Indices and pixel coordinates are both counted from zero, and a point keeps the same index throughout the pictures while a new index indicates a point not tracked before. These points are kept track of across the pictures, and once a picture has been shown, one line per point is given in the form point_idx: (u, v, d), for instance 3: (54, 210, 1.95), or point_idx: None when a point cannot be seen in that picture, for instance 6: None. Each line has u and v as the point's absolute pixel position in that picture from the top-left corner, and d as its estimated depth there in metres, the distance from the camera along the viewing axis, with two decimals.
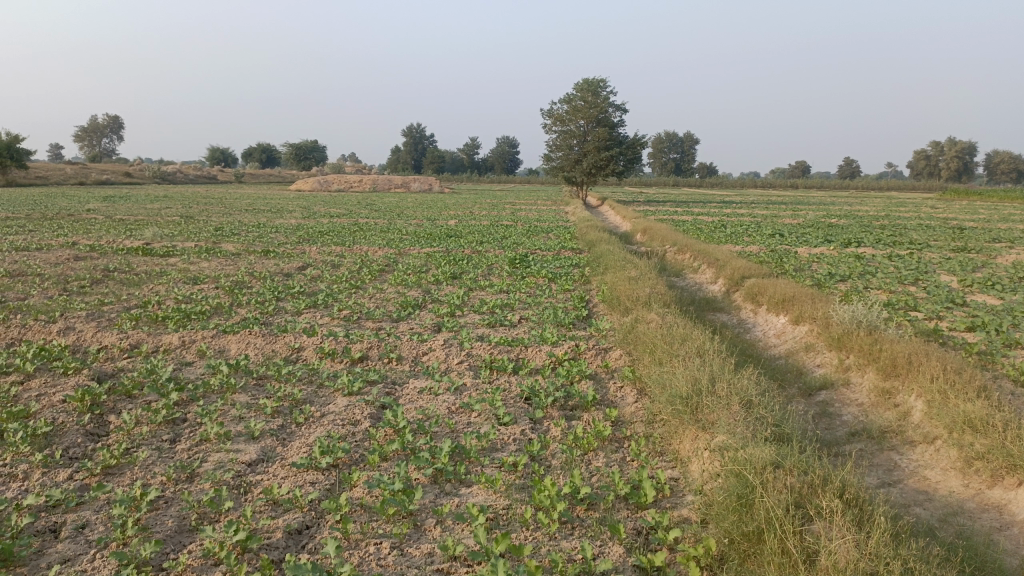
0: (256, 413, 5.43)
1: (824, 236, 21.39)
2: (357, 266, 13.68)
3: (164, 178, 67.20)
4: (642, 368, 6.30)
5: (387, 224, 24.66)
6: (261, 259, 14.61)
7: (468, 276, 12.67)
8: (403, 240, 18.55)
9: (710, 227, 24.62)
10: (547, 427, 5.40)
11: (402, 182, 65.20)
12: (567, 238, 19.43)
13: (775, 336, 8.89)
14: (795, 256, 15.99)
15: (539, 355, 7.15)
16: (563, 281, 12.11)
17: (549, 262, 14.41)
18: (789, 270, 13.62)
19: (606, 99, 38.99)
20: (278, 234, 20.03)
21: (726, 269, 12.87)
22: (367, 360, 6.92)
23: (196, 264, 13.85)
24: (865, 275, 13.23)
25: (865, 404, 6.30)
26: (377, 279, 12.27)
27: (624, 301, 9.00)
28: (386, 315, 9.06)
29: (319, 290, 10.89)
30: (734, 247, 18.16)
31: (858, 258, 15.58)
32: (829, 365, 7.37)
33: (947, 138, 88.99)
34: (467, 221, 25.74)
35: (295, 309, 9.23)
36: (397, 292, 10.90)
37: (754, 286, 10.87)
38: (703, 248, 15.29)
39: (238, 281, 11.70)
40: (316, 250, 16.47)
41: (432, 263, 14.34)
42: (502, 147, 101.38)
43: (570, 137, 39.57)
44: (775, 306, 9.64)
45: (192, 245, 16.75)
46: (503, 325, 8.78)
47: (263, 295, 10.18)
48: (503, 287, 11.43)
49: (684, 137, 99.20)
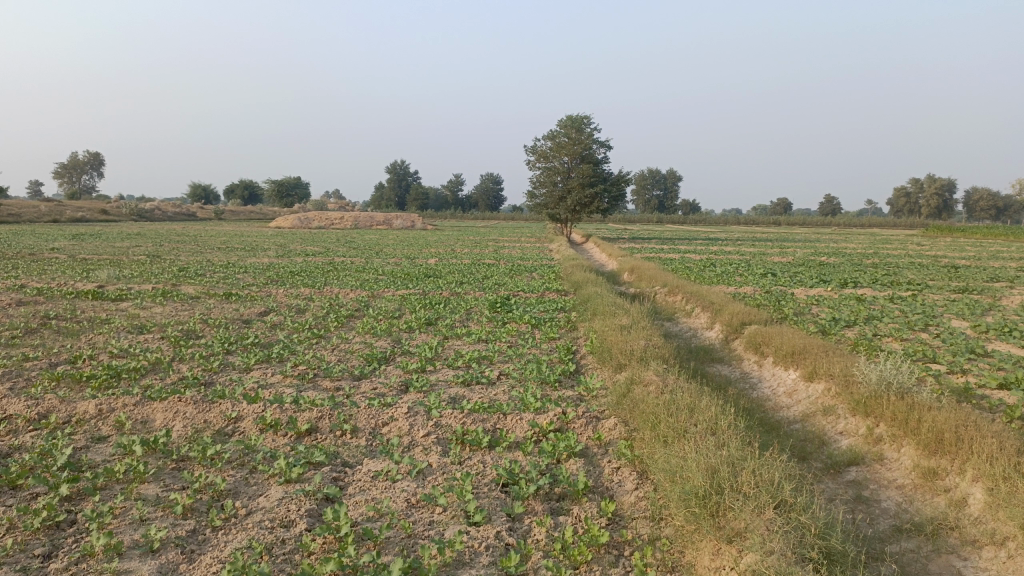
0: (162, 514, 4.34)
1: (819, 276, 20.55)
2: (324, 311, 12.61)
3: (141, 216, 66.12)
4: (643, 445, 5.26)
5: (364, 263, 23.64)
6: (220, 304, 13.50)
7: (444, 322, 11.62)
8: (378, 281, 17.54)
9: (698, 267, 23.76)
10: (528, 529, 4.33)
11: (384, 219, 64.48)
12: (552, 278, 18.44)
13: (785, 395, 7.90)
14: (793, 299, 15.08)
15: (520, 424, 6.08)
16: (548, 327, 11.10)
17: (532, 305, 13.41)
18: (789, 314, 12.69)
19: (591, 136, 38.42)
20: (246, 275, 18.94)
21: (723, 315, 11.93)
22: (316, 433, 5.83)
23: (149, 310, 12.72)
24: (871, 320, 12.34)
25: (907, 487, 5.29)
26: (345, 327, 11.23)
27: (617, 356, 7.98)
28: (347, 372, 7.98)
29: (277, 340, 9.81)
30: (726, 287, 17.29)
31: (860, 301, 14.70)
32: (855, 434, 6.38)
33: (927, 176, 89.65)
34: (448, 261, 24.71)
35: (245, 366, 8.14)
36: (364, 342, 9.85)
37: (757, 334, 9.90)
38: (696, 291, 14.37)
39: (188, 330, 10.59)
40: (284, 292, 15.39)
41: (406, 307, 13.31)
42: (486, 183, 100.99)
43: (554, 174, 38.91)
44: (783, 359, 8.67)
45: (150, 287, 15.62)
46: (479, 383, 7.72)
47: (212, 348, 9.08)
48: (483, 335, 10.38)
49: (668, 174, 99.41)
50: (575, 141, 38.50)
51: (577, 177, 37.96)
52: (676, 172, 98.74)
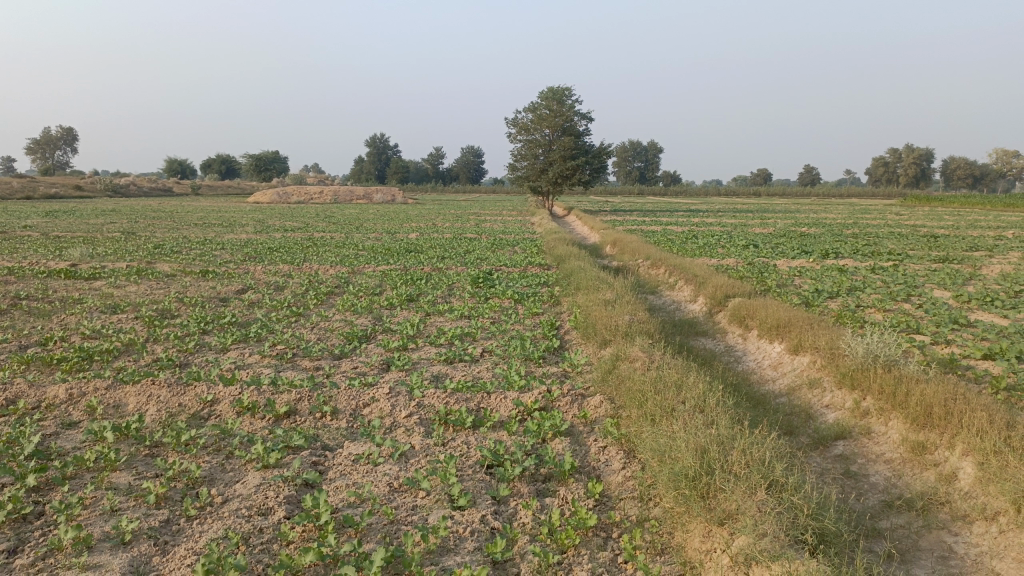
0: (134, 504, 4.18)
1: (801, 247, 20.54)
2: (304, 289, 12.39)
3: (116, 192, 65.06)
4: (630, 423, 5.16)
5: (344, 238, 23.36)
6: (197, 282, 13.24)
7: (425, 298, 11.46)
8: (358, 257, 17.30)
9: (681, 239, 23.70)
10: (513, 512, 4.22)
11: (364, 194, 63.84)
12: (534, 252, 18.29)
13: (770, 368, 7.85)
14: (776, 270, 15.04)
15: (504, 403, 5.96)
16: (531, 302, 10.98)
17: (515, 280, 13.27)
18: (772, 286, 12.65)
19: (572, 108, 38.09)
20: (224, 252, 18.63)
21: (707, 287, 11.86)
22: (295, 416, 5.67)
23: (123, 290, 12.43)
24: (854, 291, 12.33)
25: (896, 462, 5.24)
26: (324, 304, 11.03)
27: (602, 331, 7.86)
28: (327, 351, 7.81)
29: (256, 319, 9.60)
30: (709, 259, 17.24)
31: (843, 272, 14.69)
32: (842, 408, 6.33)
33: (906, 145, 90.13)
34: (429, 235, 24.46)
35: (221, 346, 7.95)
36: (345, 319, 9.67)
37: (741, 307, 9.84)
38: (679, 263, 14.29)
39: (163, 309, 10.35)
40: (262, 269, 15.13)
41: (387, 283, 13.12)
42: (466, 156, 100.21)
43: (535, 146, 38.60)
44: (768, 332, 8.61)
45: (124, 265, 15.30)
46: (462, 361, 7.59)
47: (188, 327, 8.87)
48: (465, 311, 10.23)
49: (649, 146, 99.10)
50: (556, 113, 38.15)
51: (559, 149, 37.68)
52: (657, 144, 98.51)
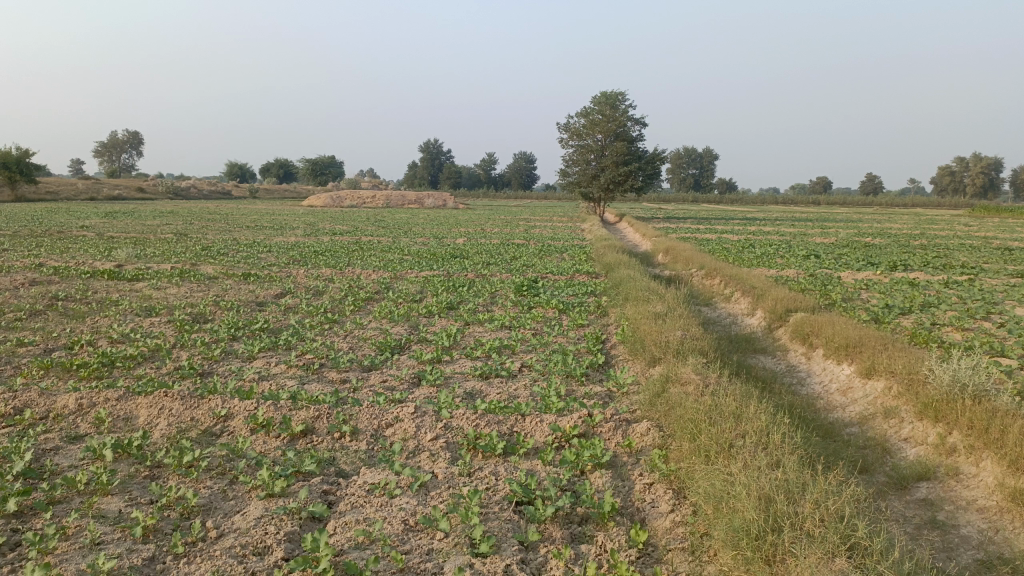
0: (120, 537, 3.75)
1: (867, 259, 19.44)
2: (342, 294, 12.04)
3: (176, 194, 66.68)
4: (681, 457, 4.54)
5: (391, 242, 23.11)
6: (237, 285, 13.01)
7: (466, 306, 10.96)
8: (403, 262, 16.94)
9: (737, 248, 22.78)
10: (542, 562, 3.66)
11: (416, 198, 64.01)
12: (583, 260, 17.65)
13: (838, 395, 7.12)
14: (840, 283, 14.13)
15: (540, 427, 5.40)
16: (576, 313, 10.40)
17: (561, 288, 12.71)
18: (838, 301, 11.81)
19: (626, 113, 37.33)
20: (269, 254, 18.45)
21: (765, 301, 11.11)
22: (311, 435, 5.21)
23: (163, 291, 12.26)
24: (926, 307, 11.42)
25: (991, 511, 4.52)
26: (361, 311, 10.62)
27: (651, 348, 7.24)
28: (356, 361, 7.36)
29: (288, 325, 9.24)
30: (767, 269, 16.38)
31: (914, 286, 13.71)
32: (925, 444, 5.59)
33: (974, 154, 86.74)
34: (477, 241, 24.04)
35: (248, 354, 7.58)
36: (380, 328, 9.24)
37: (805, 323, 9.07)
38: (735, 274, 13.54)
39: (197, 313, 10.07)
40: (304, 273, 14.85)
41: (428, 289, 12.69)
42: (518, 162, 99.91)
43: (588, 152, 37.98)
44: (835, 352, 7.85)
45: (168, 266, 15.20)
46: (498, 377, 7.04)
47: (217, 333, 8.54)
48: (506, 321, 9.69)
49: (705, 153, 97.38)
50: (609, 118, 37.45)
51: (611, 155, 37.00)
52: (713, 151, 96.72)
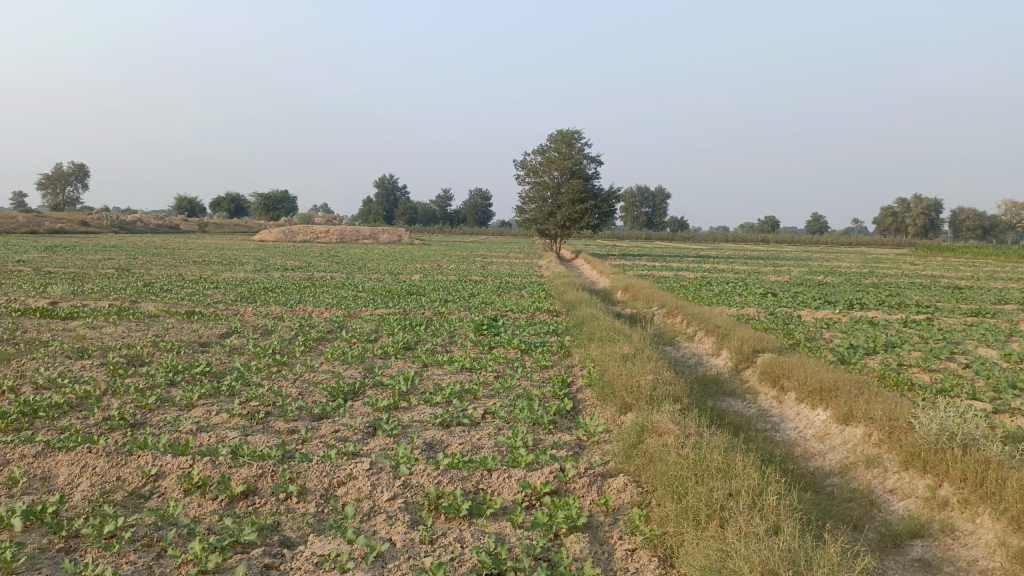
0: None
1: (823, 297, 19.53)
2: (293, 334, 11.45)
3: (122, 228, 64.87)
4: (666, 519, 4.13)
5: (344, 279, 22.49)
6: (180, 324, 12.30)
7: (424, 346, 10.47)
8: (357, 299, 16.38)
9: (694, 285, 22.73)
10: None
11: (370, 233, 63.36)
12: (542, 298, 17.31)
13: (815, 442, 6.82)
14: (801, 322, 14.03)
15: (508, 484, 4.94)
16: (539, 354, 10.01)
17: (522, 327, 12.30)
18: (802, 341, 11.64)
19: (581, 151, 37.54)
20: (216, 291, 17.68)
21: (731, 340, 10.87)
22: (253, 497, 4.67)
23: (98, 331, 11.51)
24: (890, 347, 11.32)
25: (995, 574, 4.20)
26: (312, 353, 10.04)
27: (622, 393, 6.86)
28: (305, 409, 6.82)
29: (233, 368, 8.63)
30: (727, 308, 16.24)
31: (874, 326, 13.67)
32: (914, 498, 5.29)
33: (915, 195, 89.73)
34: (433, 277, 23.55)
35: (186, 402, 6.98)
36: (332, 370, 8.70)
37: (774, 364, 8.81)
38: (698, 313, 13.33)
39: (134, 355, 9.39)
40: (252, 311, 14.17)
41: (384, 328, 12.17)
42: (474, 198, 100.06)
43: (544, 189, 37.96)
44: (809, 395, 7.57)
45: (107, 304, 14.38)
46: (460, 425, 6.57)
47: (154, 377, 7.91)
48: (466, 363, 9.23)
49: (658, 192, 98.84)
50: (566, 156, 37.58)
51: (567, 192, 37.06)
52: (665, 190, 98.25)
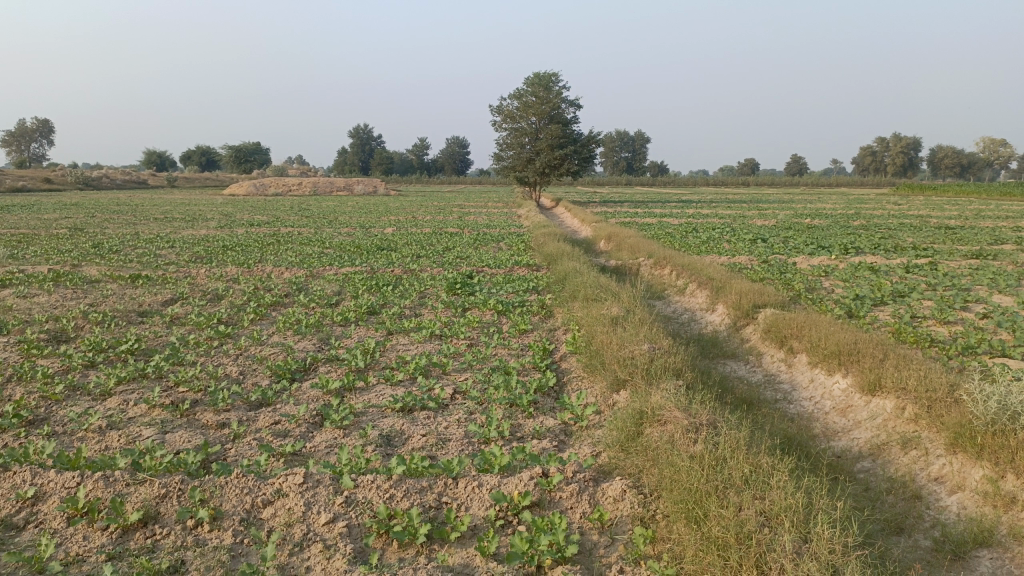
0: None
1: (815, 242, 18.63)
2: (246, 299, 10.33)
3: (88, 184, 62.69)
4: (681, 549, 3.16)
5: (313, 234, 21.26)
6: (123, 291, 11.13)
7: (390, 310, 9.42)
8: (322, 256, 15.24)
9: (680, 233, 21.77)
10: None
11: (345, 185, 61.67)
12: (522, 250, 16.20)
13: (836, 416, 5.90)
14: (797, 270, 13.09)
15: (478, 496, 3.95)
16: (519, 316, 9.00)
17: (499, 285, 11.26)
18: (802, 292, 10.72)
19: (560, 94, 36.01)
20: (170, 251, 16.40)
21: (727, 294, 9.92)
22: (154, 528, 3.65)
23: (28, 301, 10.31)
24: (899, 297, 10.42)
25: None
26: (264, 322, 8.94)
27: (613, 367, 5.88)
28: (241, 395, 5.77)
29: (169, 343, 7.55)
30: (717, 257, 15.28)
31: (876, 273, 12.77)
32: (970, 493, 4.37)
33: (895, 135, 88.92)
34: (406, 230, 22.42)
35: (101, 390, 5.92)
36: (282, 343, 7.63)
37: (779, 322, 7.85)
38: (688, 264, 12.35)
39: (58, 330, 8.26)
40: (206, 273, 12.98)
41: (349, 290, 11.06)
42: (451, 147, 98.00)
43: (522, 135, 36.54)
44: (825, 359, 6.64)
45: (46, 269, 13.12)
46: (424, 410, 5.58)
47: (71, 359, 6.81)
48: (435, 329, 8.18)
49: (638, 137, 97.25)
50: (543, 100, 36.09)
51: (546, 138, 35.69)
52: (644, 136, 96.85)
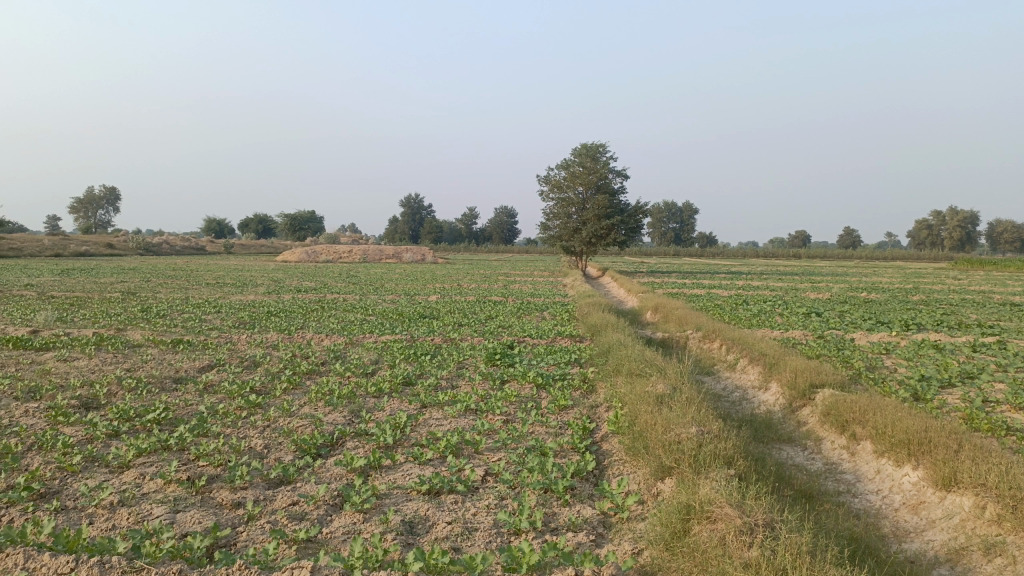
0: None
1: (873, 317, 17.87)
2: (282, 366, 10.14)
3: (148, 249, 64.73)
4: None
5: (358, 301, 21.26)
6: (162, 356, 11.07)
7: (426, 381, 9.11)
8: (364, 324, 15.10)
9: (730, 305, 21.16)
10: None
11: (393, 253, 62.45)
12: (566, 321, 15.84)
13: (907, 513, 5.32)
14: (856, 347, 12.43)
15: None
16: (559, 390, 8.60)
17: (540, 357, 10.89)
18: (862, 371, 10.08)
19: (607, 165, 36.10)
20: (214, 316, 16.48)
21: (781, 372, 9.37)
22: None
23: (68, 364, 10.29)
24: (967, 379, 9.71)
25: None
26: (296, 391, 8.71)
27: (657, 452, 5.44)
28: (261, 471, 5.47)
29: (196, 413, 7.33)
30: (768, 331, 14.67)
31: (940, 352, 12.03)
32: None
33: (951, 208, 87.07)
34: (450, 298, 22.30)
35: (119, 463, 5.69)
36: (311, 415, 7.35)
37: (839, 405, 7.30)
38: (739, 338, 11.83)
39: (90, 396, 8.14)
40: (246, 339, 12.91)
41: (386, 360, 10.81)
42: (499, 217, 99.18)
43: (569, 205, 36.58)
44: (892, 449, 6.07)
45: (91, 333, 13.20)
46: (452, 494, 5.18)
47: (96, 428, 6.62)
48: (471, 403, 7.83)
49: (686, 208, 97.03)
50: (590, 171, 36.20)
51: (593, 208, 35.66)
52: (693, 207, 96.65)
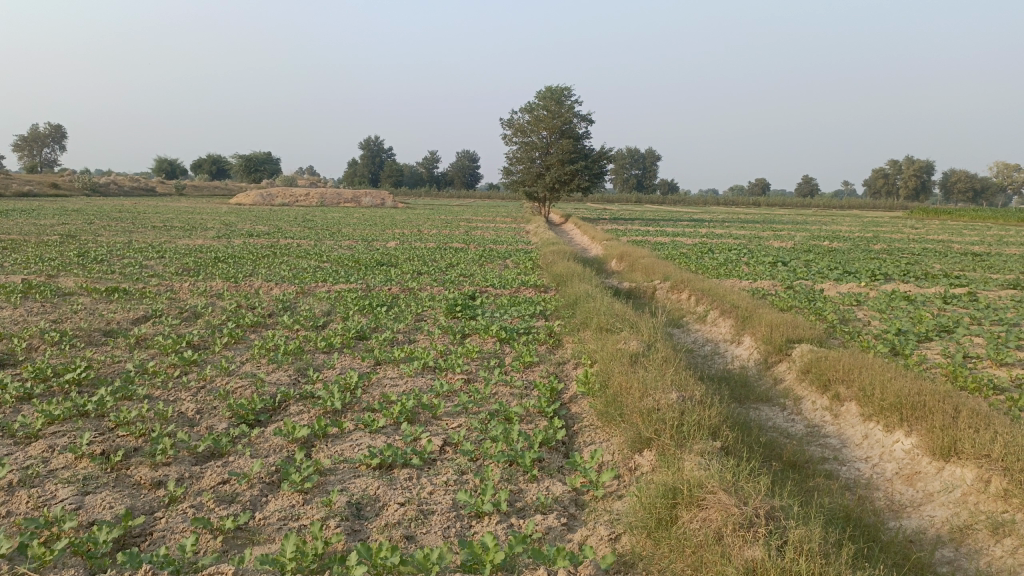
0: None
1: (838, 267, 17.61)
2: (226, 318, 9.40)
3: (95, 190, 62.15)
4: None
5: (313, 247, 20.38)
6: (94, 306, 10.22)
7: (381, 335, 8.47)
8: (317, 271, 14.32)
9: (696, 254, 20.76)
10: None
11: (352, 197, 60.94)
12: (529, 270, 15.26)
13: (901, 485, 4.91)
14: (826, 299, 12.08)
15: None
16: (523, 346, 8.04)
17: (503, 308, 10.31)
18: (836, 325, 9.69)
19: (571, 109, 35.21)
20: (158, 262, 15.51)
21: (755, 325, 8.93)
22: None
23: None
24: (943, 334, 9.37)
25: None
26: (238, 346, 8.00)
27: (634, 420, 4.92)
28: (190, 443, 4.82)
29: (123, 372, 6.61)
30: (736, 281, 14.26)
31: (912, 304, 11.72)
32: None
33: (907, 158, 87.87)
34: (410, 244, 21.52)
35: (25, 433, 4.99)
36: (251, 374, 6.67)
37: (820, 363, 6.87)
38: (709, 289, 11.39)
39: (6, 352, 7.34)
40: (188, 287, 12.08)
41: (339, 310, 10.11)
42: (461, 161, 97.65)
43: (532, 149, 35.67)
44: (882, 413, 5.67)
45: (20, 280, 12.23)
46: (405, 469, 4.60)
47: (4, 391, 5.88)
48: (428, 360, 7.23)
49: (649, 155, 96.45)
50: (554, 114, 35.27)
51: (556, 152, 34.84)
52: (656, 154, 96.12)
